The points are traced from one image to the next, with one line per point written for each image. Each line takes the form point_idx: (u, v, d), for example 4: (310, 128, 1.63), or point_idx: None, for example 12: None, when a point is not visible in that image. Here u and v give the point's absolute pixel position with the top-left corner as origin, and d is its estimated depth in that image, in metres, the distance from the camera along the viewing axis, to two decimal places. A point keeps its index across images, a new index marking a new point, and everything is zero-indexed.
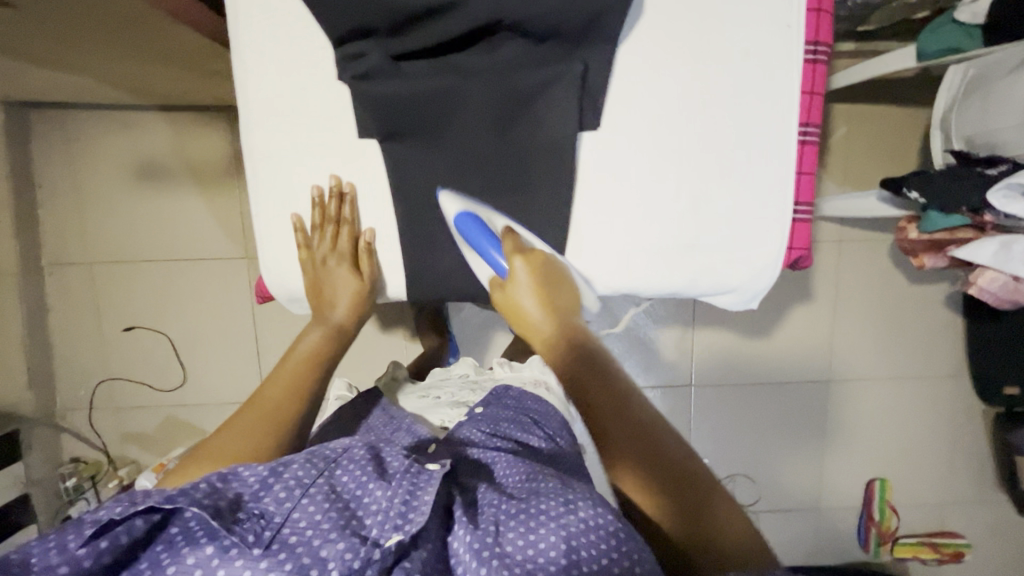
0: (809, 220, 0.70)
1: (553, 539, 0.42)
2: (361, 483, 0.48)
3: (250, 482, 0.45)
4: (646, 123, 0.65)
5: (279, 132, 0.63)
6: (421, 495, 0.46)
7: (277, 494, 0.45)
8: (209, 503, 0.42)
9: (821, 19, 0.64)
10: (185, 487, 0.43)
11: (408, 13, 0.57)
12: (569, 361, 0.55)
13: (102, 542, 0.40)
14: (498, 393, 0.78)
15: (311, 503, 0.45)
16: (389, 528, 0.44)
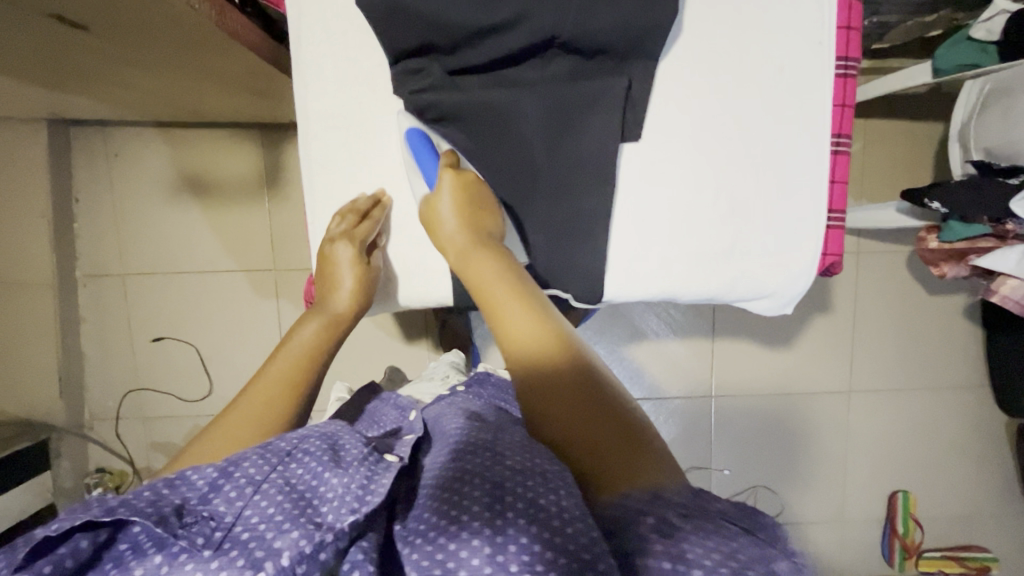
0: (842, 227, 0.72)
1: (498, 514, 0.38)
2: (316, 473, 0.43)
3: (199, 484, 0.40)
4: (684, 135, 0.68)
5: (335, 143, 0.67)
6: (379, 480, 0.43)
7: (228, 493, 0.39)
8: (153, 511, 0.37)
9: (852, 35, 0.67)
10: (125, 497, 0.38)
11: (465, 33, 0.60)
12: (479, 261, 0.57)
13: (42, 569, 0.34)
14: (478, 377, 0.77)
15: (263, 497, 0.39)
16: (344, 511, 0.40)
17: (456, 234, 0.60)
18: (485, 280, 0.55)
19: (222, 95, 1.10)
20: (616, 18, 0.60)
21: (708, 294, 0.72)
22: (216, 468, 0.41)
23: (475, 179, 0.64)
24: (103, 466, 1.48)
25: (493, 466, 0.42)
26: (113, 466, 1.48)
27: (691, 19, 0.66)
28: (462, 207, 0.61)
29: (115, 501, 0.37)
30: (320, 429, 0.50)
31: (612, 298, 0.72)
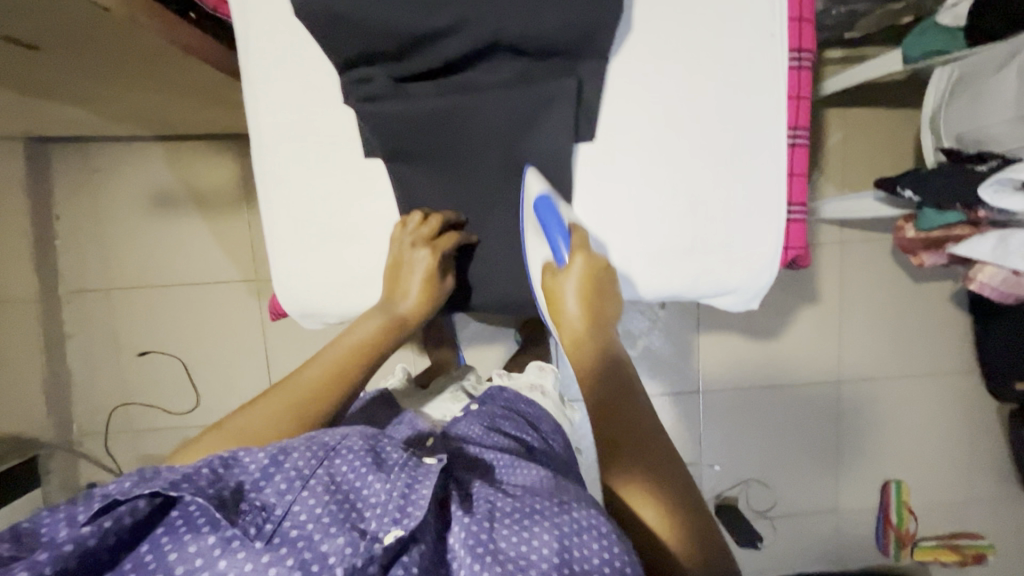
0: (804, 221, 0.72)
1: (547, 538, 0.45)
2: (360, 474, 0.48)
3: (252, 471, 0.47)
4: (643, 136, 0.67)
5: (286, 155, 0.67)
6: (419, 488, 0.48)
7: (278, 484, 0.46)
8: (213, 492, 0.44)
9: (804, 28, 0.67)
10: (190, 474, 0.45)
11: (409, 39, 0.59)
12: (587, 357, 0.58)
13: (106, 522, 0.42)
14: (492, 393, 0.87)
15: (310, 495, 0.46)
16: (388, 521, 0.45)
17: (578, 324, 0.59)
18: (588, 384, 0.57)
19: (188, 108, 1.10)
20: (563, 16, 0.59)
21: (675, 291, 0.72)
22: (269, 456, 0.48)
23: (606, 264, 0.60)
24: (93, 480, 1.48)
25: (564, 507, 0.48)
26: (103, 480, 1.49)
27: (642, 16, 0.65)
28: (589, 299, 0.59)
29: (181, 476, 0.45)
30: (365, 431, 0.55)
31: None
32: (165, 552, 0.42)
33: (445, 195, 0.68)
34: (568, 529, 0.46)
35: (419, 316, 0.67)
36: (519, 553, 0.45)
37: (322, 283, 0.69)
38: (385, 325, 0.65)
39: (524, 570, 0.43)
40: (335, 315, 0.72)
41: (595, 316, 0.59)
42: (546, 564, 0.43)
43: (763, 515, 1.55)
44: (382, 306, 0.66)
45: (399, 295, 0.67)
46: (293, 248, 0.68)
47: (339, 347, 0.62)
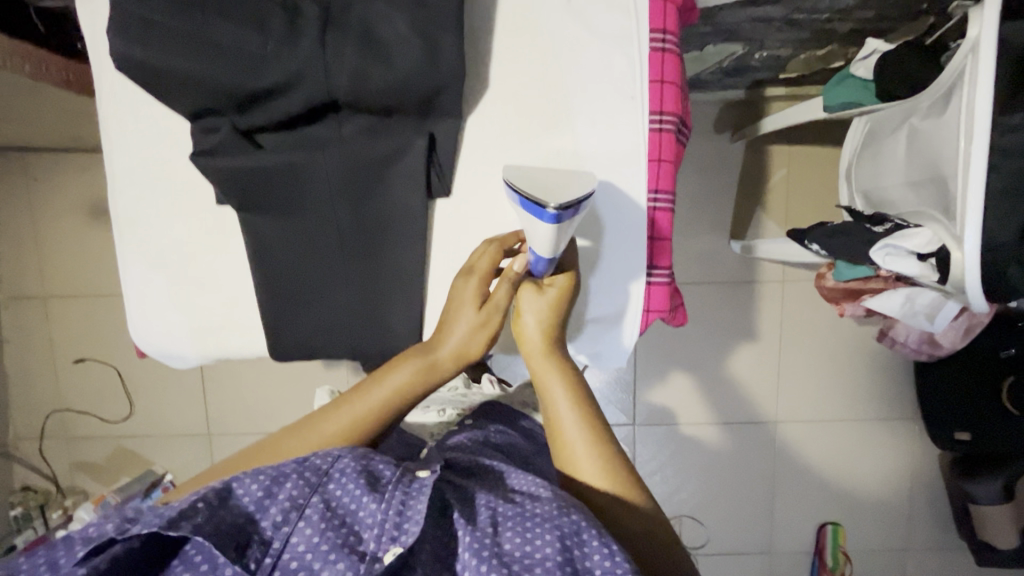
0: (665, 284, 0.69)
1: (549, 537, 0.49)
2: (356, 499, 0.51)
3: (250, 500, 0.50)
4: (495, 194, 0.66)
5: (137, 201, 0.66)
6: (414, 505, 0.51)
7: (275, 517, 0.50)
8: (213, 529, 0.47)
9: (664, 91, 0.64)
10: (185, 510, 0.48)
11: (243, 95, 0.58)
12: (551, 375, 0.63)
13: (100, 563, 0.45)
14: (490, 404, 0.84)
15: (307, 525, 0.49)
16: (385, 540, 0.50)
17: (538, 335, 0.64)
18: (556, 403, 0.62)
19: None
20: (399, 78, 0.58)
21: (582, 340, 0.70)
22: (263, 488, 0.51)
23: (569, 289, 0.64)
24: (30, 484, 1.50)
25: (568, 509, 0.51)
26: (40, 484, 1.51)
27: (497, 76, 0.64)
28: (548, 321, 0.64)
29: (175, 512, 0.47)
30: (358, 449, 0.57)
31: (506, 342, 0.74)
32: None
33: (298, 245, 0.66)
34: (574, 535, 0.50)
35: (458, 364, 0.63)
36: (524, 557, 0.49)
37: (176, 328, 0.69)
38: (421, 373, 0.61)
39: (530, 570, 0.48)
40: (192, 358, 0.71)
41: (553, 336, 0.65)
42: (548, 562, 0.48)
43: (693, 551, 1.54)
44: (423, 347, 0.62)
45: (438, 339, 0.62)
46: (149, 293, 0.68)
47: (369, 394, 0.59)
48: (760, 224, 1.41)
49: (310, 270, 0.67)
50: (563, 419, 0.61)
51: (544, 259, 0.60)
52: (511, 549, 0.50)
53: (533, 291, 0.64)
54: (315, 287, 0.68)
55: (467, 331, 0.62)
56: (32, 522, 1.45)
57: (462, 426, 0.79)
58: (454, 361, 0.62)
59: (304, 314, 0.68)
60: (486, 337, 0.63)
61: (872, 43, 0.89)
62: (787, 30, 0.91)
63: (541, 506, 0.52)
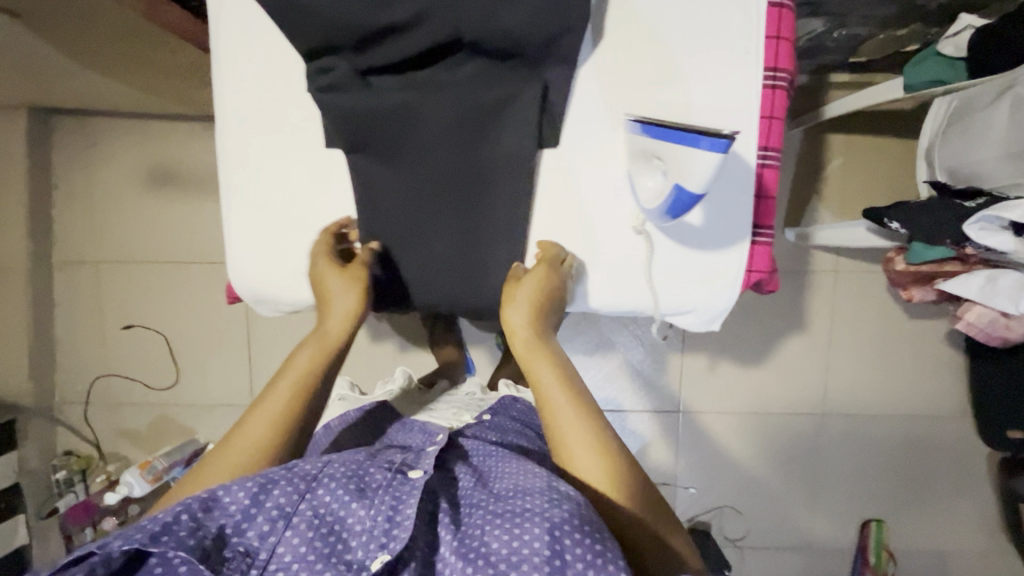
0: (769, 244, 0.69)
1: (538, 532, 0.51)
2: (344, 503, 0.56)
3: (233, 514, 0.54)
4: (603, 145, 0.66)
5: (244, 141, 0.66)
6: (403, 510, 0.56)
7: (261, 527, 0.54)
8: (196, 544, 0.50)
9: (781, 46, 0.65)
10: (168, 524, 0.50)
11: (369, 30, 0.59)
12: (540, 363, 0.64)
13: (79, 572, 0.48)
14: (505, 403, 0.92)
15: (294, 534, 0.54)
16: (373, 548, 0.54)
17: (526, 329, 0.65)
18: (550, 391, 0.62)
19: (177, 89, 1.11)
20: (522, 19, 0.59)
21: (677, 303, 0.69)
22: (250, 496, 0.55)
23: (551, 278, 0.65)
24: (72, 448, 1.50)
25: (555, 502, 0.54)
26: (81, 449, 1.51)
27: (611, 26, 0.64)
28: (534, 311, 0.65)
29: (159, 526, 0.50)
30: (350, 459, 0.62)
31: (604, 309, 0.71)
32: None
33: (403, 191, 0.66)
34: (557, 529, 0.51)
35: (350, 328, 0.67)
36: (509, 556, 0.51)
37: (276, 270, 0.69)
38: (316, 350, 0.65)
39: (519, 564, 0.50)
40: (289, 302, 0.71)
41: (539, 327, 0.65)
42: (536, 556, 0.50)
43: (734, 543, 1.52)
44: (315, 325, 0.67)
45: (326, 315, 0.66)
46: (252, 234, 0.68)
47: (279, 379, 0.63)
48: (814, 213, 1.40)
49: (413, 216, 0.67)
50: (556, 407, 0.62)
51: (690, 201, 0.55)
52: (498, 549, 0.52)
53: (514, 285, 0.66)
54: (417, 232, 0.68)
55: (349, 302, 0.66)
56: (73, 487, 1.45)
57: (480, 421, 0.85)
58: (345, 325, 0.67)
59: (406, 259, 0.69)
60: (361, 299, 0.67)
61: (965, 19, 0.89)
62: (874, 4, 0.90)
63: (532, 501, 0.55)
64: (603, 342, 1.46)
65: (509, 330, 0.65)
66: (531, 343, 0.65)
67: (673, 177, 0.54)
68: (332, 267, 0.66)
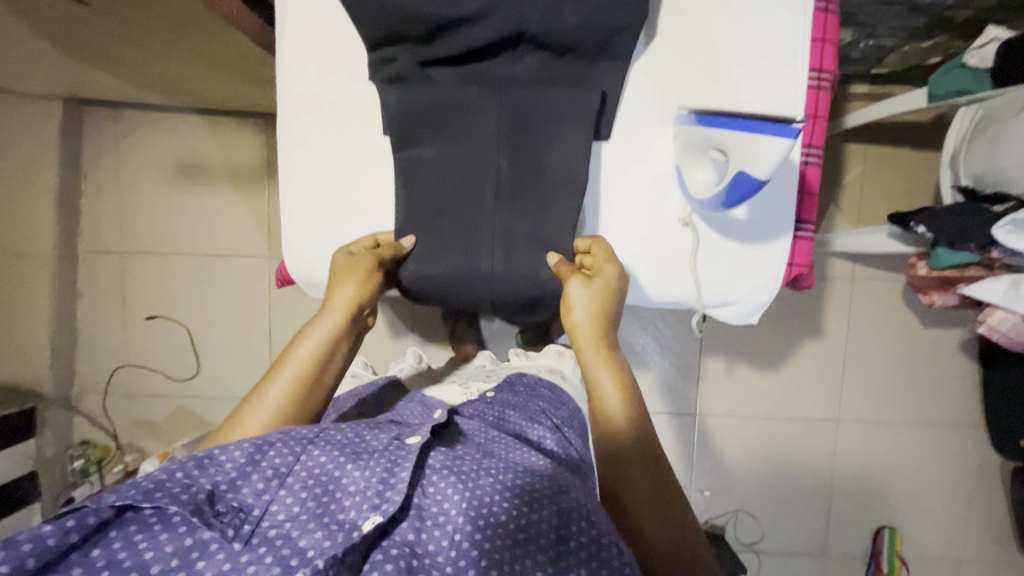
0: (810, 239, 0.71)
1: (548, 515, 0.53)
2: (338, 465, 0.55)
3: (228, 472, 0.53)
4: (655, 140, 0.69)
5: (308, 129, 0.69)
6: (397, 472, 0.55)
7: (254, 485, 0.53)
8: (189, 499, 0.49)
9: (825, 49, 0.68)
10: (162, 482, 0.49)
11: (437, 23, 0.62)
12: (599, 366, 0.62)
13: (69, 521, 0.45)
14: (511, 378, 0.83)
15: (288, 494, 0.53)
16: (366, 508, 0.52)
17: (590, 321, 0.64)
18: (604, 388, 0.61)
19: (219, 82, 1.14)
20: (585, 15, 0.62)
21: (720, 297, 0.71)
22: (246, 456, 0.54)
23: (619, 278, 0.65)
24: (88, 439, 1.50)
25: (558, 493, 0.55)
26: (98, 439, 1.51)
27: (666, 24, 0.67)
28: (601, 306, 0.64)
29: (153, 484, 0.49)
30: (348, 428, 0.62)
31: (648, 300, 0.73)
32: (134, 548, 0.47)
33: (456, 178, 0.67)
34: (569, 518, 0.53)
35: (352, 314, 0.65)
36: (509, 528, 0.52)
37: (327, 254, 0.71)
38: (322, 335, 0.64)
39: (524, 542, 0.51)
40: None
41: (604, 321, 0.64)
42: (545, 539, 0.52)
43: (750, 548, 1.52)
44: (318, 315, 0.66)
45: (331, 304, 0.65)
46: (308, 218, 0.71)
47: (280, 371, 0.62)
48: (832, 221, 1.42)
49: (464, 205, 0.68)
50: (609, 400, 0.61)
51: (751, 186, 0.57)
52: (506, 520, 0.53)
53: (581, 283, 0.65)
54: (466, 222, 0.68)
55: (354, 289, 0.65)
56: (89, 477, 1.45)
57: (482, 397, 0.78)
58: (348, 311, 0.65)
59: (454, 250, 0.69)
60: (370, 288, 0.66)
61: (991, 30, 0.92)
62: (903, 16, 0.94)
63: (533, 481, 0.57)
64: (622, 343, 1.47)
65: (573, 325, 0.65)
66: (595, 336, 0.64)
67: (736, 165, 0.56)
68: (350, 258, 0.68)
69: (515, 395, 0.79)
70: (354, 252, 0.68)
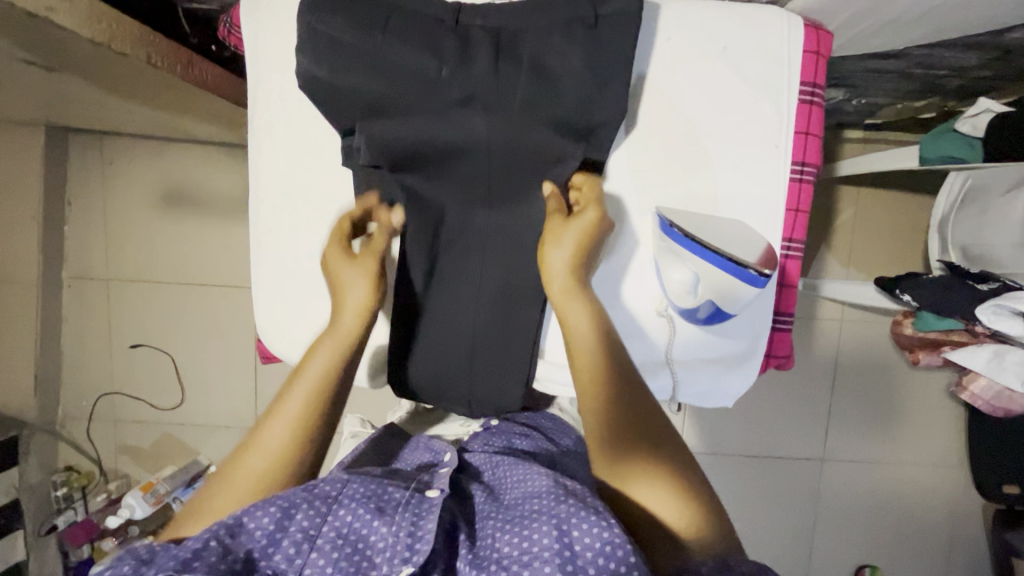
0: (789, 332, 0.70)
1: (587, 538, 0.48)
2: (365, 522, 0.52)
3: (259, 538, 0.50)
4: (632, 233, 0.67)
5: (282, 210, 0.68)
6: (424, 524, 0.52)
7: (287, 549, 0.50)
8: (226, 568, 0.47)
9: (809, 142, 0.66)
10: (199, 549, 0.48)
11: (412, 114, 0.61)
12: (575, 307, 0.63)
13: None
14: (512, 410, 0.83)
15: (320, 555, 0.50)
16: (398, 562, 0.50)
17: (566, 272, 0.62)
18: (582, 339, 0.62)
19: (197, 118, 1.12)
20: (565, 110, 0.61)
21: (697, 386, 0.70)
22: (275, 521, 0.51)
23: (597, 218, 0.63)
24: (73, 464, 1.50)
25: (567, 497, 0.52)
26: (82, 464, 1.51)
27: (645, 116, 0.65)
28: (577, 253, 0.62)
29: (190, 552, 0.47)
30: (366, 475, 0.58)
31: None
32: None
33: (438, 257, 0.67)
34: (565, 522, 0.49)
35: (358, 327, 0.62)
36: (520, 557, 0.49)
37: (298, 335, 0.70)
38: (321, 371, 0.60)
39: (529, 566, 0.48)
40: None
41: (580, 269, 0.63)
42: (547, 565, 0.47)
43: None
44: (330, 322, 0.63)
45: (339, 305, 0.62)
46: (279, 299, 0.70)
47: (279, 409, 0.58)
48: (823, 263, 1.41)
49: (452, 286, 0.67)
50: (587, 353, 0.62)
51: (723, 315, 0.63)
52: (510, 553, 0.50)
53: (559, 221, 0.62)
54: (451, 307, 0.68)
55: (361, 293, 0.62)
56: (73, 503, 1.45)
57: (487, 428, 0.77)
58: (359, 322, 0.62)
59: (433, 340, 0.68)
60: (365, 317, 0.62)
61: (982, 102, 0.91)
62: (896, 82, 0.92)
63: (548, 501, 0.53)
64: None
65: (546, 269, 0.63)
66: (568, 287, 0.62)
67: (711, 297, 0.61)
68: (350, 263, 0.63)
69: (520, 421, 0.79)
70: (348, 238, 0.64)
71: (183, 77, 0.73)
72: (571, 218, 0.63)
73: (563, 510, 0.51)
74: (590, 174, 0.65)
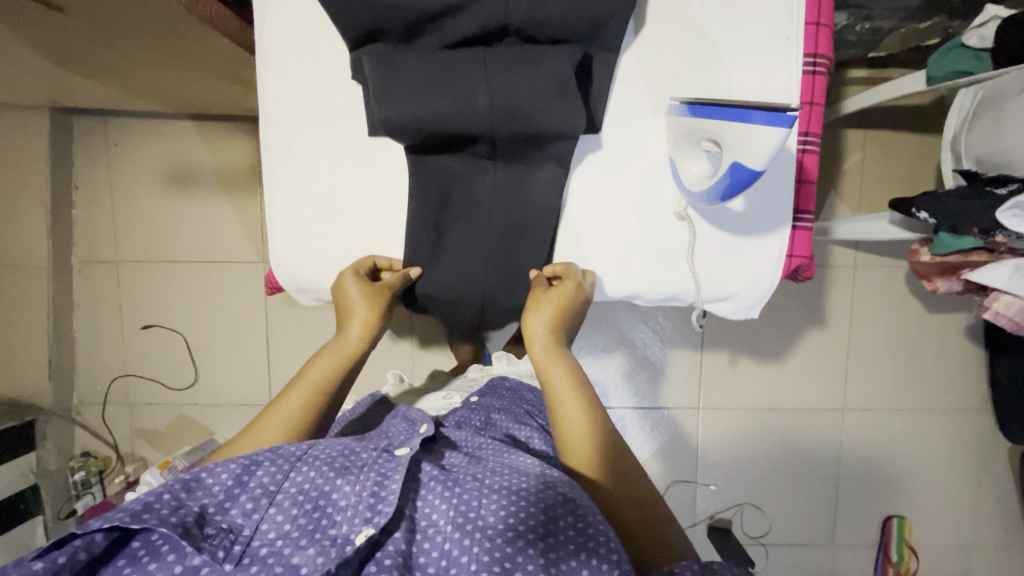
0: (810, 229, 0.71)
1: (571, 533, 0.54)
2: (328, 480, 0.59)
3: (215, 495, 0.56)
4: (647, 135, 0.68)
5: (294, 128, 0.69)
6: (388, 484, 0.59)
7: (244, 505, 0.56)
8: (177, 521, 0.52)
9: (820, 32, 0.67)
10: (150, 503, 0.52)
11: (422, 14, 0.61)
12: (557, 373, 0.68)
13: (60, 557, 0.48)
14: (494, 383, 0.89)
15: (278, 511, 0.56)
16: (358, 521, 0.56)
17: (545, 340, 0.69)
18: (560, 396, 0.66)
19: (205, 86, 1.12)
20: (574, 4, 0.61)
21: (711, 290, 0.71)
22: (234, 477, 0.57)
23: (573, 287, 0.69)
24: (89, 450, 1.49)
25: (549, 486, 0.58)
26: (98, 450, 1.50)
27: (654, 13, 0.65)
28: (554, 322, 0.69)
29: (142, 505, 0.52)
30: (336, 443, 0.65)
31: (646, 297, 0.73)
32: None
33: (454, 176, 0.69)
34: (552, 514, 0.55)
35: (365, 345, 0.70)
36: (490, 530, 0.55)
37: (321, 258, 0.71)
38: (336, 357, 0.69)
39: (489, 536, 0.55)
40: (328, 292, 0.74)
41: (558, 336, 0.69)
42: (527, 546, 0.53)
43: (757, 541, 1.51)
44: (335, 335, 0.70)
45: (348, 327, 0.70)
46: (296, 222, 0.71)
47: (293, 384, 0.67)
48: (832, 209, 1.40)
49: (468, 202, 0.70)
50: (565, 402, 0.66)
51: (749, 180, 0.57)
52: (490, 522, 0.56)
53: (539, 295, 0.70)
54: (475, 221, 0.70)
55: (366, 320, 0.69)
56: (91, 488, 1.44)
57: (466, 403, 0.84)
58: (363, 337, 0.69)
59: (461, 260, 0.71)
60: (380, 315, 0.69)
61: (989, 9, 0.90)
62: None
63: (516, 482, 0.60)
64: (622, 339, 1.45)
65: (529, 335, 0.69)
66: (550, 350, 0.69)
67: (732, 155, 0.56)
68: (360, 282, 0.69)
69: (498, 399, 0.85)
70: (362, 274, 0.70)
71: (189, 9, 0.73)
72: (551, 289, 0.70)
73: (551, 500, 0.56)
74: (569, 262, 0.72)
